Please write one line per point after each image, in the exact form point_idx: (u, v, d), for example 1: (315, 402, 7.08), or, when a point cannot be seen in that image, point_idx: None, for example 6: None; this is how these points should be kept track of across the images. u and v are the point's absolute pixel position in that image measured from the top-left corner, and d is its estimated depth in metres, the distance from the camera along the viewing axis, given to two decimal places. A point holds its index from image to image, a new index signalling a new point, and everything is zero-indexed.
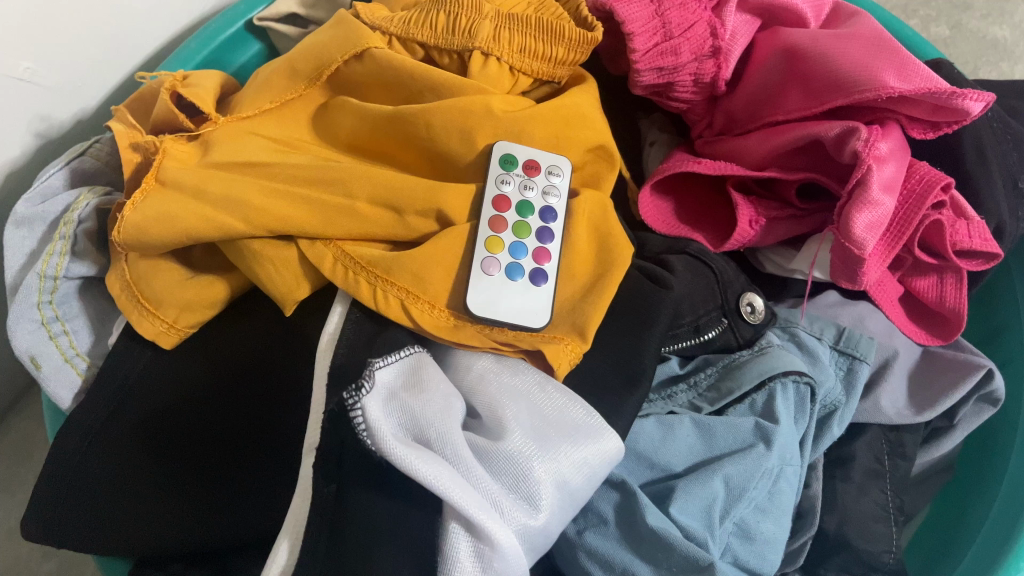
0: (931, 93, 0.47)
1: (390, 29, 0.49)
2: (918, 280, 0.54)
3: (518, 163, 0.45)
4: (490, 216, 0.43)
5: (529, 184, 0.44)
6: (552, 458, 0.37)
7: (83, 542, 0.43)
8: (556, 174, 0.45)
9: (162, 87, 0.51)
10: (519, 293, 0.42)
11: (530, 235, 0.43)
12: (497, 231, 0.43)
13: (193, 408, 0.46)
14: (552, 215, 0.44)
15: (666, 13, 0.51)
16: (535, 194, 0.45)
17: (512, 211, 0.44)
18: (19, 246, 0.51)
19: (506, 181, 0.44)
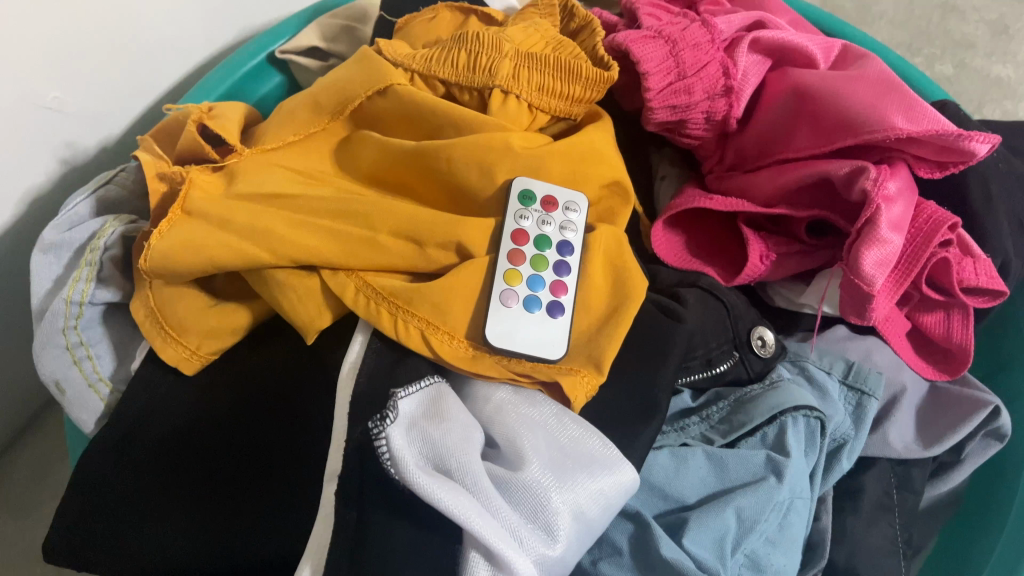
0: (939, 135, 0.48)
1: (412, 66, 0.50)
2: (926, 317, 0.55)
3: (537, 198, 0.46)
4: (508, 249, 0.45)
5: (546, 219, 0.46)
6: (570, 489, 0.38)
7: (102, 563, 0.44)
8: (573, 209, 0.47)
9: (189, 119, 0.53)
10: (536, 325, 0.43)
11: (547, 268, 0.44)
12: (515, 264, 0.44)
13: (211, 429, 0.47)
14: (570, 249, 0.46)
15: (680, 54, 0.53)
16: (553, 227, 0.46)
17: (530, 244, 0.45)
18: (47, 271, 0.52)
19: (525, 216, 0.45)
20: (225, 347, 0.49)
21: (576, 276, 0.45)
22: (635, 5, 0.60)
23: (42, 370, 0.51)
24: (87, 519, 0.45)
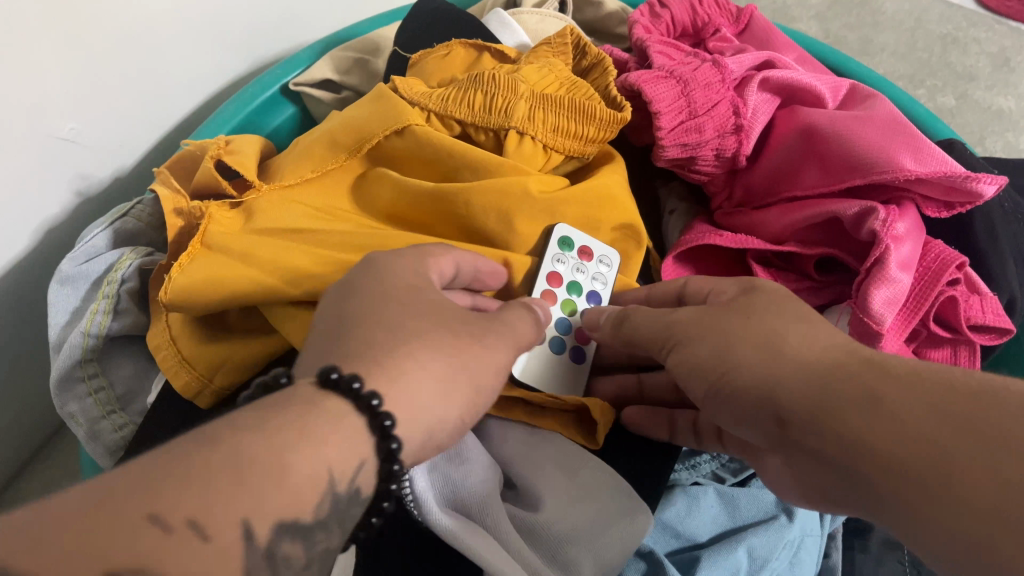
0: (946, 177, 0.49)
1: (429, 106, 0.51)
2: (932, 353, 0.55)
3: (574, 247, 0.48)
4: (540, 290, 0.47)
5: (582, 266, 0.48)
6: (588, 541, 0.38)
7: None
8: (605, 262, 0.49)
9: (206, 155, 0.53)
10: (558, 369, 0.46)
11: (573, 314, 0.48)
12: (545, 305, 0.47)
13: None
14: (596, 293, 0.49)
15: (691, 93, 0.54)
16: (585, 275, 0.48)
17: (562, 288, 0.48)
18: (63, 305, 0.53)
19: (563, 261, 0.47)
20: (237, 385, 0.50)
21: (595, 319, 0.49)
22: (646, 43, 0.61)
23: (60, 404, 0.52)
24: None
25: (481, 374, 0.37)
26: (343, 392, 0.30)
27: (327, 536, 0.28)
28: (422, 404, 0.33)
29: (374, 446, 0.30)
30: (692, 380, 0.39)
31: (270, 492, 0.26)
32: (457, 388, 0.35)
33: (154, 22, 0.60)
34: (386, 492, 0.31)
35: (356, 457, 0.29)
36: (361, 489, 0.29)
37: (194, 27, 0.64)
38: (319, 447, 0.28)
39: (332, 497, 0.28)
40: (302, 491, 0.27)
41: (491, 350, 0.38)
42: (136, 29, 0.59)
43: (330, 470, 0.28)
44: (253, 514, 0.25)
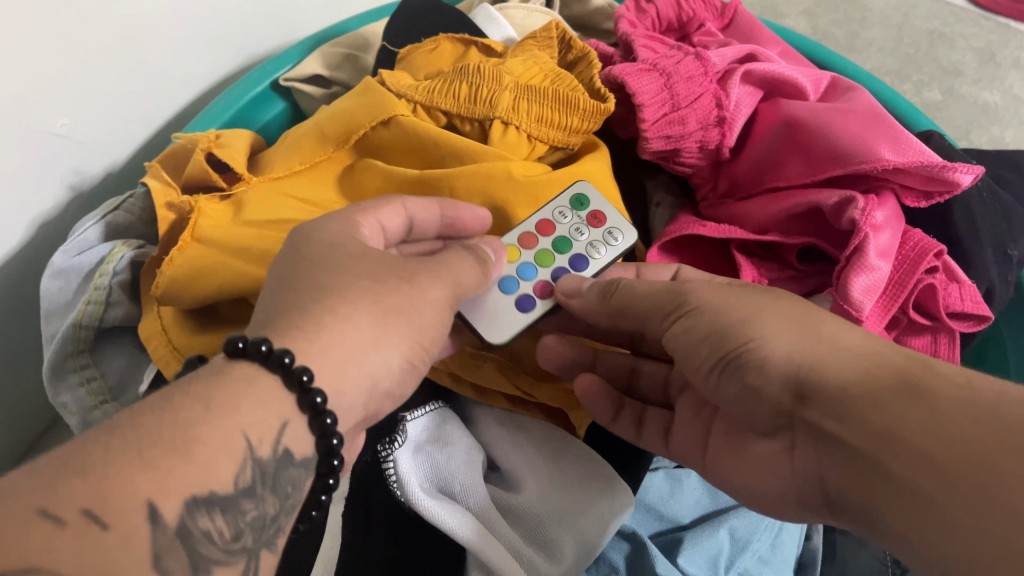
0: (924, 166, 0.50)
1: (415, 97, 0.52)
2: (913, 340, 0.56)
3: (586, 207, 0.48)
4: (528, 229, 0.47)
5: (581, 232, 0.47)
6: (568, 521, 0.40)
7: None
8: (613, 236, 0.48)
9: (196, 148, 0.54)
10: (507, 309, 0.44)
11: (548, 266, 0.46)
12: (523, 244, 0.47)
13: None
14: (582, 269, 0.47)
15: (674, 86, 0.55)
16: (581, 246, 0.47)
17: (550, 238, 0.47)
18: (56, 295, 0.54)
19: (564, 213, 0.48)
20: None
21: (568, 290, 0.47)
22: (630, 37, 0.62)
23: (53, 394, 0.53)
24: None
25: (426, 319, 0.39)
26: (272, 365, 0.34)
27: (263, 500, 0.33)
28: (368, 354, 0.37)
29: (306, 417, 0.35)
30: (700, 350, 0.41)
31: (181, 469, 0.30)
32: (401, 333, 0.38)
33: (149, 21, 0.61)
34: (332, 454, 0.35)
35: (277, 421, 0.34)
36: (292, 449, 0.34)
37: (188, 25, 0.65)
38: (234, 420, 0.32)
39: (254, 463, 0.32)
40: (218, 465, 0.31)
41: (441, 298, 0.40)
42: (132, 28, 0.60)
43: (248, 440, 0.32)
44: (158, 494, 0.29)
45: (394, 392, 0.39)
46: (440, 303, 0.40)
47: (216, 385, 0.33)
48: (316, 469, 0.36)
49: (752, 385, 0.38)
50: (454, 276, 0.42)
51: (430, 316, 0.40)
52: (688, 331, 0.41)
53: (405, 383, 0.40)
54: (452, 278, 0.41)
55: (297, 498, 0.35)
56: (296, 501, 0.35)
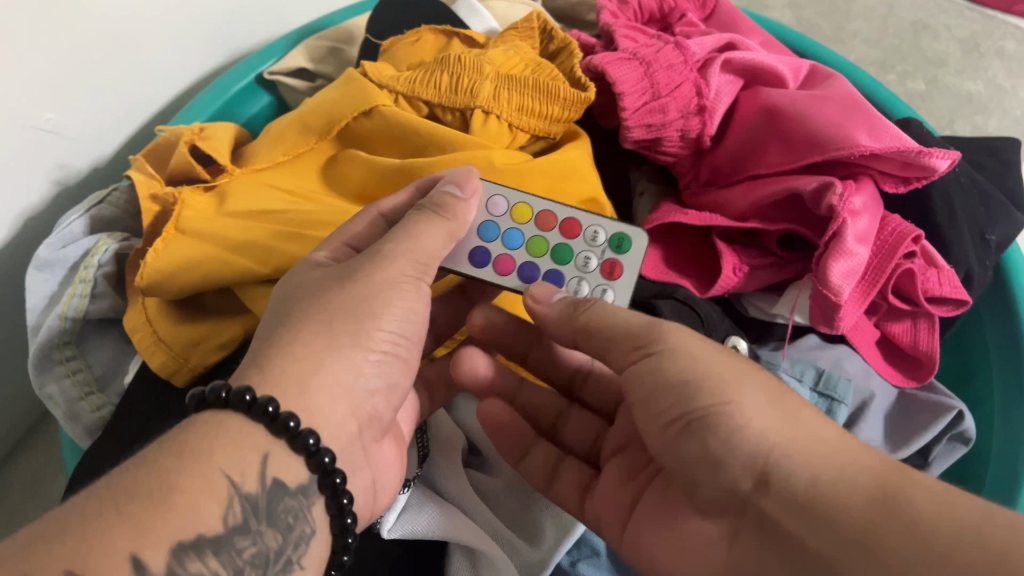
0: (900, 152, 0.50)
1: (396, 88, 0.52)
2: (894, 325, 0.57)
3: (618, 253, 0.44)
4: (564, 214, 0.45)
5: (584, 266, 0.44)
6: (545, 505, 0.44)
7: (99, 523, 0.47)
8: (600, 297, 0.44)
9: (180, 141, 0.54)
10: (472, 247, 0.44)
11: (535, 252, 0.44)
12: (541, 219, 0.45)
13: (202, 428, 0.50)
14: (547, 280, 0.44)
15: (654, 75, 0.55)
16: (573, 270, 0.44)
17: (568, 238, 0.44)
18: (41, 288, 0.54)
19: (596, 236, 0.44)
20: (214, 364, 0.51)
21: (522, 283, 0.44)
22: (612, 27, 0.62)
23: (39, 386, 0.52)
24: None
25: (376, 306, 0.39)
26: (237, 406, 0.34)
27: (261, 534, 0.32)
28: (324, 360, 0.37)
29: (289, 444, 0.34)
30: (663, 400, 0.37)
31: (163, 518, 0.30)
32: (352, 334, 0.38)
33: (135, 16, 0.62)
34: (331, 473, 0.35)
35: (258, 455, 0.33)
36: (282, 479, 0.34)
37: (174, 20, 0.65)
38: (212, 460, 0.32)
39: (242, 499, 0.32)
40: (201, 507, 0.31)
41: (396, 277, 0.40)
42: (117, 22, 0.60)
43: (229, 476, 0.32)
44: (141, 545, 0.29)
45: (375, 392, 0.39)
46: (394, 282, 0.40)
47: (185, 430, 0.33)
48: (320, 495, 0.35)
49: (713, 453, 0.34)
50: (410, 244, 0.40)
51: (381, 308, 0.39)
52: (651, 378, 0.37)
53: (385, 381, 0.39)
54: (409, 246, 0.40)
55: (306, 527, 0.34)
56: (307, 531, 0.34)
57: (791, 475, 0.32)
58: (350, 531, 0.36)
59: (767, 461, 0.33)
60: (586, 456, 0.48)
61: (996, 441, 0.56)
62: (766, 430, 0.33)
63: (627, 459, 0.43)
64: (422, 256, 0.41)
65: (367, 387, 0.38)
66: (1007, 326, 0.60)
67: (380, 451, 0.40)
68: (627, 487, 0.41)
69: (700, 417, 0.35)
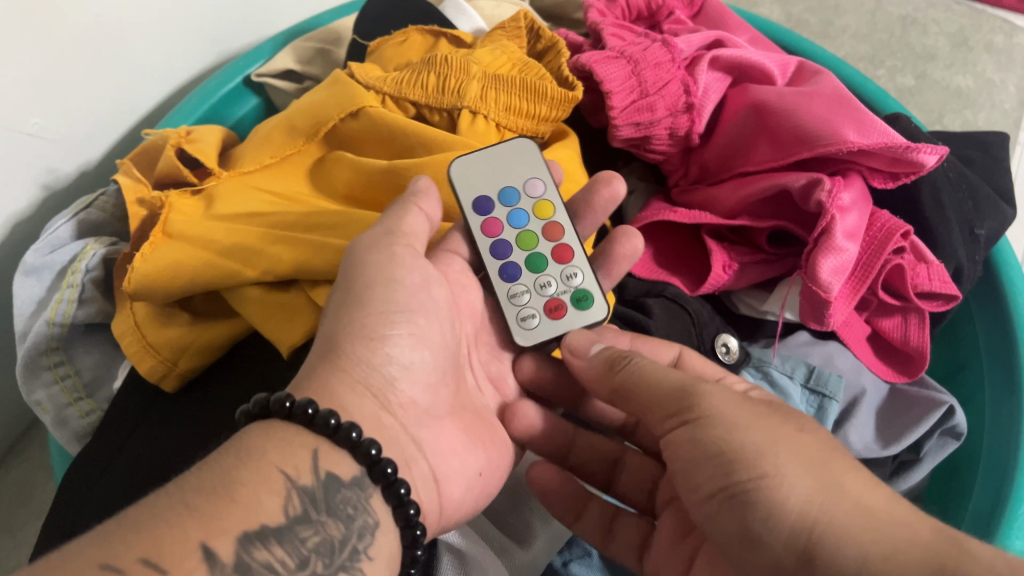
0: (888, 147, 0.50)
1: (383, 89, 0.52)
2: (884, 321, 0.57)
3: (575, 305, 0.44)
4: (564, 242, 0.45)
5: (540, 287, 0.44)
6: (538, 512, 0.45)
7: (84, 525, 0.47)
8: (527, 319, 0.43)
9: (167, 144, 0.54)
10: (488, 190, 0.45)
11: (518, 239, 0.45)
12: (546, 224, 0.45)
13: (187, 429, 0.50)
14: (501, 267, 0.44)
15: (642, 73, 0.55)
16: (529, 282, 0.44)
17: (550, 257, 0.45)
18: (28, 294, 0.54)
19: (570, 276, 0.44)
20: (202, 365, 0.51)
21: (488, 254, 0.44)
22: (600, 26, 0.62)
23: (27, 392, 0.52)
24: (73, 521, 0.47)
25: (371, 299, 0.38)
26: (277, 413, 0.33)
27: (323, 523, 0.31)
28: (335, 361, 0.36)
29: (333, 441, 0.33)
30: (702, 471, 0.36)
31: (227, 510, 0.29)
32: (357, 327, 0.37)
33: (123, 18, 0.61)
34: (378, 463, 0.34)
35: (308, 452, 0.33)
36: (336, 472, 0.33)
37: (162, 23, 0.65)
38: (266, 458, 0.32)
39: (300, 492, 0.31)
40: (264, 499, 0.30)
41: (385, 247, 0.40)
42: (104, 25, 0.60)
43: (286, 471, 0.32)
44: (210, 534, 0.28)
45: (403, 374, 0.38)
46: (387, 253, 0.40)
47: (240, 437, 0.33)
48: (375, 486, 0.34)
49: (754, 529, 0.34)
50: (392, 227, 0.41)
51: (384, 292, 0.38)
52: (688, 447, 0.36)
53: (414, 361, 0.38)
54: (380, 227, 0.41)
55: (368, 518, 0.33)
56: (369, 522, 0.33)
57: (837, 551, 0.31)
58: (415, 521, 0.34)
59: (810, 536, 0.32)
60: (646, 508, 0.46)
61: (987, 435, 0.56)
62: (809, 503, 0.33)
63: (677, 514, 0.42)
64: (406, 235, 0.41)
65: (394, 370, 0.37)
66: (997, 320, 0.61)
67: (435, 437, 0.39)
68: (685, 543, 0.41)
69: (739, 491, 0.34)
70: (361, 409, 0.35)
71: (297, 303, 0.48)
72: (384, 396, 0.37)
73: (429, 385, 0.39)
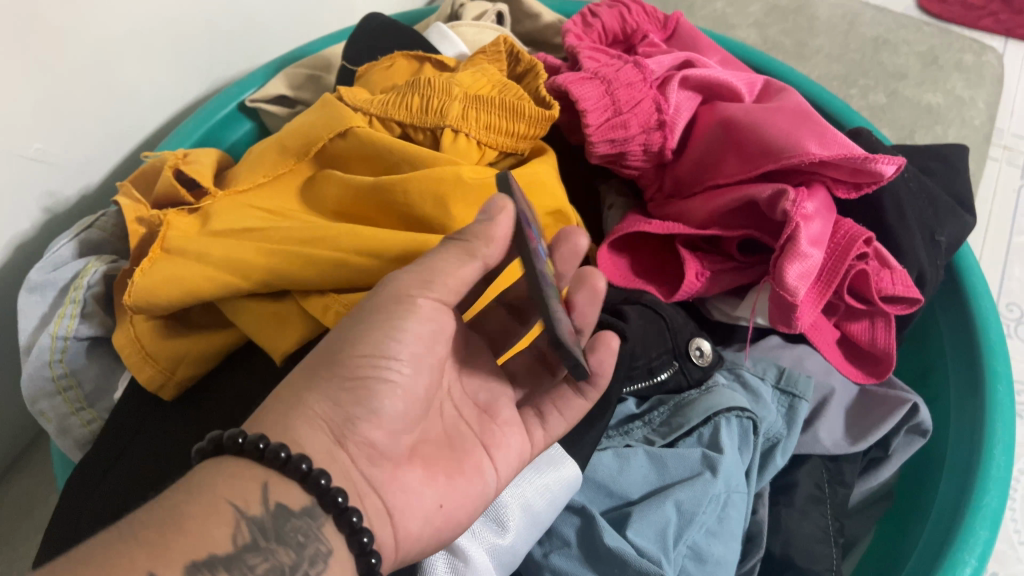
0: (848, 158, 0.53)
1: (371, 110, 0.55)
2: (852, 324, 0.59)
3: None
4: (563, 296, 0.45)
5: None
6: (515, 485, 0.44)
7: (76, 525, 0.49)
8: None
9: (165, 165, 0.57)
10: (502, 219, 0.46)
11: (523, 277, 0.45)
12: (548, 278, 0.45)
13: (178, 435, 0.52)
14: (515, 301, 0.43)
15: (615, 92, 0.58)
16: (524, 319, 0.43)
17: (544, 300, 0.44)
18: (32, 310, 0.56)
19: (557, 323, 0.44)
20: (200, 373, 0.54)
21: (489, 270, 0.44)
22: (576, 49, 0.66)
23: (31, 402, 0.55)
24: (73, 519, 0.49)
25: (364, 340, 0.38)
26: (228, 449, 0.34)
27: (273, 551, 0.32)
28: (308, 394, 0.37)
29: (281, 472, 0.34)
30: None
31: (175, 541, 0.30)
32: (339, 365, 0.38)
33: (120, 49, 0.64)
34: (330, 493, 0.34)
35: (257, 484, 0.33)
36: (286, 502, 0.34)
37: (157, 52, 0.68)
38: (214, 492, 0.33)
39: (248, 522, 0.32)
40: (212, 531, 0.31)
41: (406, 294, 0.40)
42: (103, 55, 0.63)
43: (234, 503, 0.32)
44: (159, 564, 0.29)
45: (367, 416, 0.37)
46: (405, 300, 0.40)
47: (191, 474, 0.34)
48: (328, 515, 0.34)
49: None
50: (431, 276, 0.40)
51: (382, 337, 0.39)
52: None
53: (385, 409, 0.38)
54: (418, 271, 0.40)
55: (321, 546, 0.34)
56: (322, 550, 0.34)
57: None
58: (370, 550, 0.35)
59: None
60: None
61: (953, 430, 0.58)
62: None
63: None
64: (440, 288, 0.40)
65: (360, 412, 0.37)
66: (961, 322, 0.63)
67: (391, 477, 0.38)
68: None
69: None
70: (314, 441, 0.36)
71: (290, 312, 0.51)
72: (342, 434, 0.37)
73: (394, 432, 0.39)
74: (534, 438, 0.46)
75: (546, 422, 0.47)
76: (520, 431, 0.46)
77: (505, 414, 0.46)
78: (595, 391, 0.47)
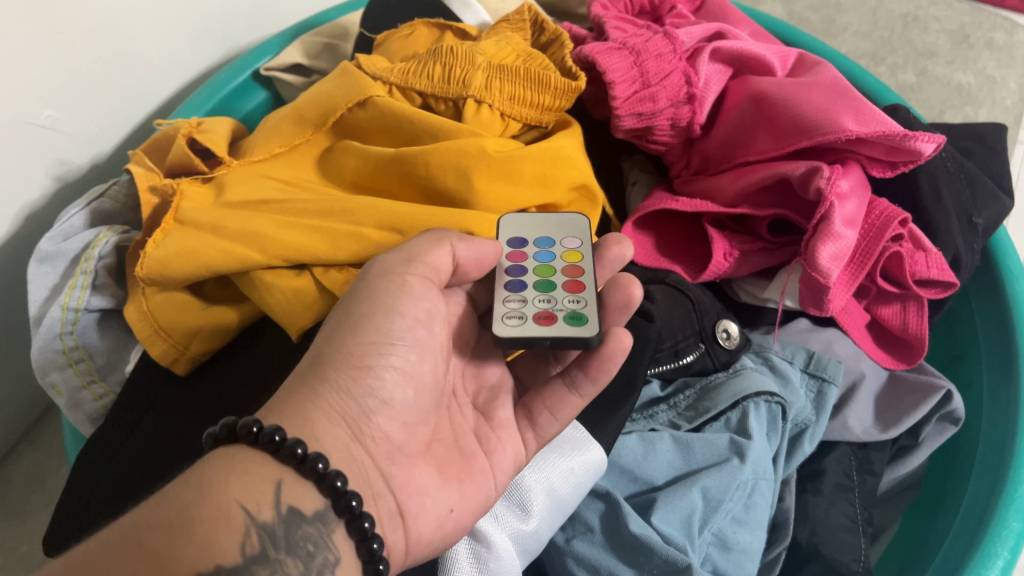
0: (887, 135, 0.51)
1: (390, 79, 0.53)
2: (883, 309, 0.57)
3: (568, 317, 0.40)
4: (564, 281, 0.43)
5: (539, 302, 0.41)
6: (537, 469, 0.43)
7: (81, 500, 0.49)
8: (513, 318, 0.40)
9: (179, 133, 0.55)
10: (536, 227, 0.46)
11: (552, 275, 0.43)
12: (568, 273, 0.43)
13: (184, 413, 0.51)
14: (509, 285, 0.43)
15: (643, 64, 0.56)
16: (529, 296, 0.42)
17: (559, 286, 0.42)
18: (42, 281, 0.54)
19: (546, 300, 0.41)
20: (214, 348, 0.53)
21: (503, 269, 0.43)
22: (602, 19, 0.63)
23: (41, 375, 0.54)
24: (83, 492, 0.49)
25: (367, 327, 0.36)
26: (243, 440, 0.32)
27: (281, 561, 0.31)
28: (318, 388, 0.35)
29: (298, 472, 0.32)
30: None
31: (181, 550, 0.29)
32: (341, 359, 0.35)
33: (135, 11, 0.63)
34: (344, 496, 0.33)
35: (270, 484, 0.32)
36: (298, 506, 0.32)
37: (171, 15, 0.66)
38: (225, 492, 0.31)
39: (258, 529, 0.31)
40: (221, 537, 0.30)
41: (395, 276, 0.38)
42: (117, 17, 0.61)
43: (245, 506, 0.31)
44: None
45: (381, 410, 0.36)
46: (395, 281, 0.38)
47: (199, 467, 0.32)
48: (340, 521, 0.33)
49: None
50: (414, 253, 0.39)
51: (383, 322, 0.37)
52: None
53: (395, 399, 0.36)
54: (396, 252, 0.39)
55: (329, 555, 0.32)
56: (330, 559, 0.32)
57: None
58: (379, 557, 0.33)
59: None
60: None
61: (985, 426, 0.56)
62: None
63: None
64: (425, 265, 0.39)
65: (372, 402, 0.35)
66: (995, 309, 0.61)
67: (407, 477, 0.36)
68: None
69: None
70: (333, 440, 0.34)
71: (304, 286, 0.48)
72: (358, 430, 0.35)
73: (409, 425, 0.37)
74: (529, 444, 0.43)
75: (537, 424, 0.43)
76: (514, 436, 0.43)
77: (502, 414, 0.43)
78: (591, 385, 0.43)
